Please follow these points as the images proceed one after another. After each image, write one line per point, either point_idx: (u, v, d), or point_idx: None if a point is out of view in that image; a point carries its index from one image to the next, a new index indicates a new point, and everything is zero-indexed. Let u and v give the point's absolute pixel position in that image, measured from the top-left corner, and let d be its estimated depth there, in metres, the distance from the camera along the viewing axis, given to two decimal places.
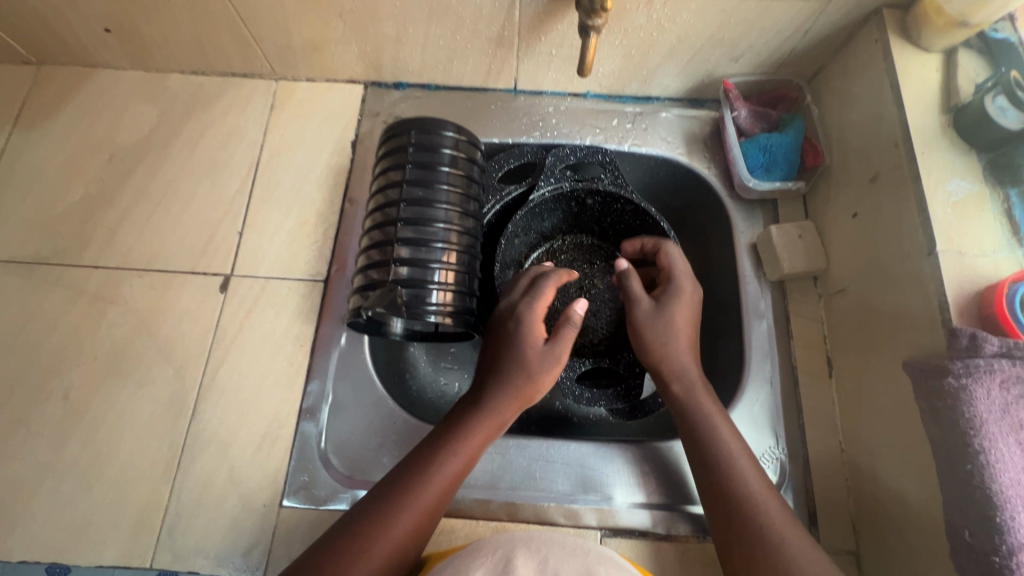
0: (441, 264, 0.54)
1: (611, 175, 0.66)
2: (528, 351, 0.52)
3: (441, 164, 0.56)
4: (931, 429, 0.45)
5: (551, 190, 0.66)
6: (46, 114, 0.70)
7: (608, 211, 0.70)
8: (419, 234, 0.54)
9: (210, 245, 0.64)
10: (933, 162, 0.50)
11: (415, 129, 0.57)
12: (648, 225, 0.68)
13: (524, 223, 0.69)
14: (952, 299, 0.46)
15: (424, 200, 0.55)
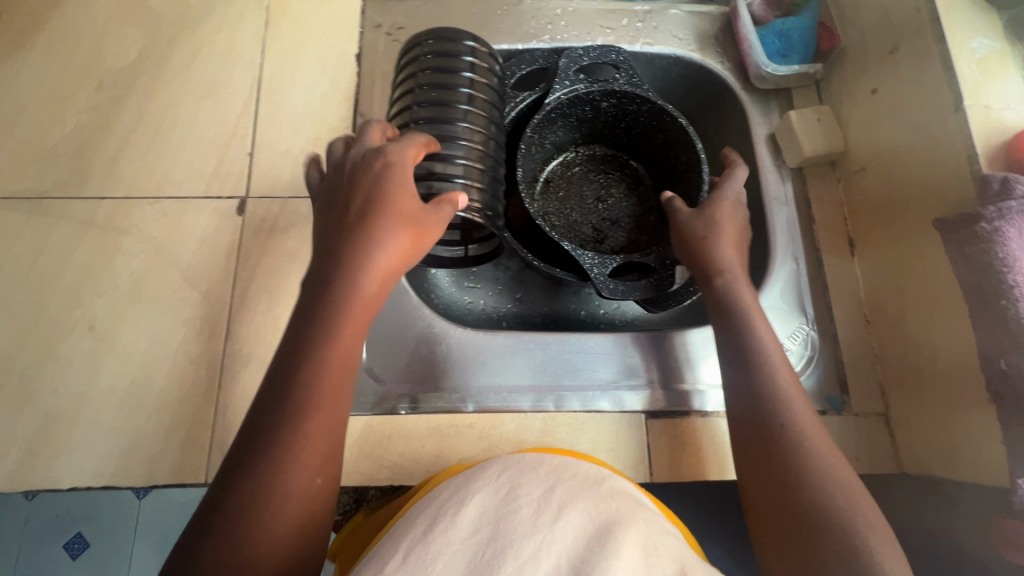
0: (464, 160, 0.51)
1: (626, 73, 0.61)
2: (399, 203, 0.46)
3: (461, 69, 0.53)
4: (964, 276, 0.47)
5: (565, 94, 0.61)
6: (21, 42, 0.65)
7: (623, 114, 0.66)
8: (441, 134, 0.51)
9: (220, 168, 0.62)
10: (956, 22, 0.51)
11: (433, 36, 0.54)
12: (666, 126, 0.64)
13: (537, 132, 0.64)
14: (980, 150, 0.47)
15: (444, 101, 0.52)
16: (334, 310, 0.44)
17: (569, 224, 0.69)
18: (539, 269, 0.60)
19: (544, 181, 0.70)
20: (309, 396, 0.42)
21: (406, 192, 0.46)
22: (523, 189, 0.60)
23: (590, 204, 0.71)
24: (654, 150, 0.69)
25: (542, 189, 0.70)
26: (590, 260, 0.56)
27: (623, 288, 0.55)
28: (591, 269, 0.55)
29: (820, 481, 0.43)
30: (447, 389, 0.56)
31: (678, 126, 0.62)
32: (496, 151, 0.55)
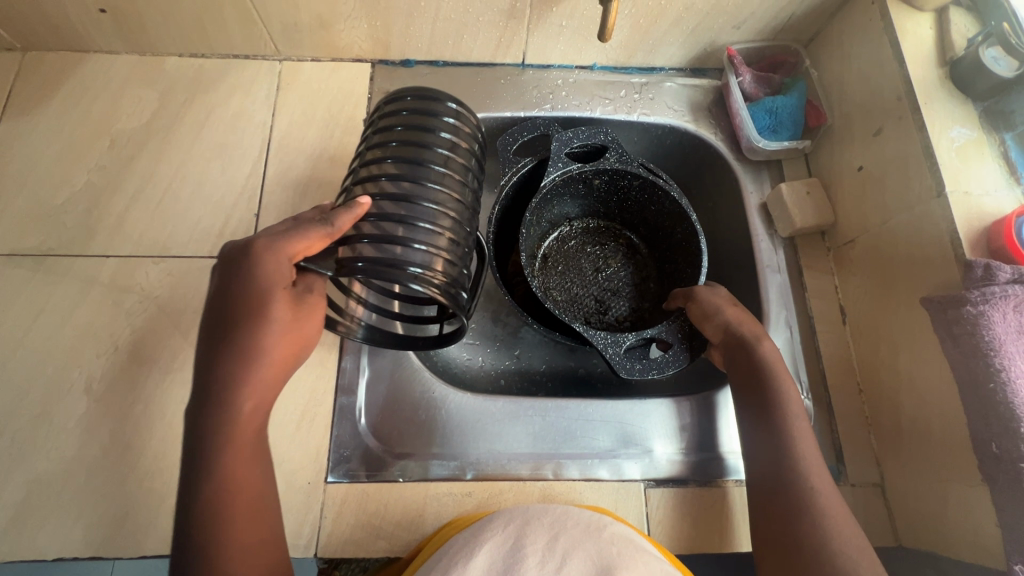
0: (430, 227, 0.46)
1: (616, 151, 0.64)
2: (276, 307, 0.45)
3: (440, 135, 0.50)
4: (953, 355, 0.48)
5: (560, 174, 0.63)
6: (37, 102, 0.67)
7: (615, 189, 0.69)
8: (412, 194, 0.47)
9: (227, 228, 0.63)
10: (936, 111, 0.54)
11: (414, 100, 0.52)
12: (660, 198, 0.66)
13: (536, 212, 0.66)
14: (963, 235, 0.49)
15: (416, 166, 0.48)
16: (224, 416, 0.44)
17: (571, 298, 0.71)
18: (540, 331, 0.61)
19: (543, 257, 0.72)
20: (222, 500, 0.42)
21: (280, 295, 0.45)
22: (528, 271, 0.60)
23: (590, 276, 0.73)
24: (648, 221, 0.71)
25: (542, 265, 0.71)
26: (602, 339, 0.56)
27: (639, 367, 0.54)
28: (605, 350, 0.55)
29: (840, 552, 0.42)
30: (446, 455, 0.56)
31: (671, 199, 0.65)
32: (467, 223, 0.51)
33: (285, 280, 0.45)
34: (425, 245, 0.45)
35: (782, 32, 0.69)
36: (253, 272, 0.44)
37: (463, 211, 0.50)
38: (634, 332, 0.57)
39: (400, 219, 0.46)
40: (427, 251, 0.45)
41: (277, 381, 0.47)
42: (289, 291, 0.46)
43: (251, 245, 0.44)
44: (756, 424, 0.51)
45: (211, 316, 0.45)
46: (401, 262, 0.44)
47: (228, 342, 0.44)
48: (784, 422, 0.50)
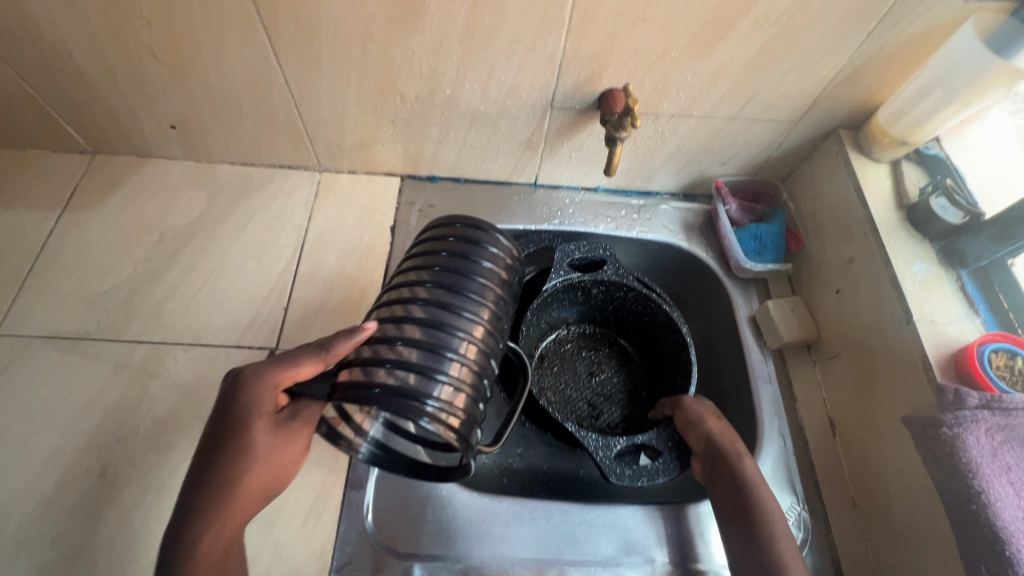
0: (456, 358, 0.44)
1: (614, 266, 0.70)
2: (258, 434, 0.47)
3: (482, 260, 0.49)
4: (936, 475, 0.51)
5: (561, 282, 0.68)
6: (97, 199, 0.74)
7: (612, 299, 0.75)
8: (443, 322, 0.45)
9: (256, 319, 0.68)
10: (899, 248, 0.62)
11: (462, 226, 0.52)
12: (652, 310, 0.72)
13: (537, 314, 0.71)
14: (934, 359, 0.55)
15: (451, 290, 0.47)
16: (194, 534, 0.44)
17: (564, 399, 0.74)
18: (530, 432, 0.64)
19: (540, 356, 0.76)
20: None
21: (263, 422, 0.47)
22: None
23: (584, 379, 0.77)
24: (640, 330, 0.76)
25: (538, 365, 0.75)
26: (594, 441, 0.59)
27: (631, 472, 0.57)
28: (596, 454, 0.58)
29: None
30: (449, 557, 0.56)
31: (660, 310, 0.70)
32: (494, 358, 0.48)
33: (271, 402, 0.48)
34: (446, 379, 0.43)
35: (762, 170, 0.79)
36: (244, 399, 0.47)
37: (492, 344, 0.48)
38: (625, 438, 0.60)
39: (428, 349, 0.44)
40: (447, 385, 0.43)
41: (252, 505, 0.48)
42: (274, 415, 0.48)
43: (247, 372, 0.48)
44: (742, 537, 0.52)
45: (205, 438, 0.47)
46: (418, 395, 0.42)
47: (207, 465, 0.46)
48: (768, 534, 0.51)
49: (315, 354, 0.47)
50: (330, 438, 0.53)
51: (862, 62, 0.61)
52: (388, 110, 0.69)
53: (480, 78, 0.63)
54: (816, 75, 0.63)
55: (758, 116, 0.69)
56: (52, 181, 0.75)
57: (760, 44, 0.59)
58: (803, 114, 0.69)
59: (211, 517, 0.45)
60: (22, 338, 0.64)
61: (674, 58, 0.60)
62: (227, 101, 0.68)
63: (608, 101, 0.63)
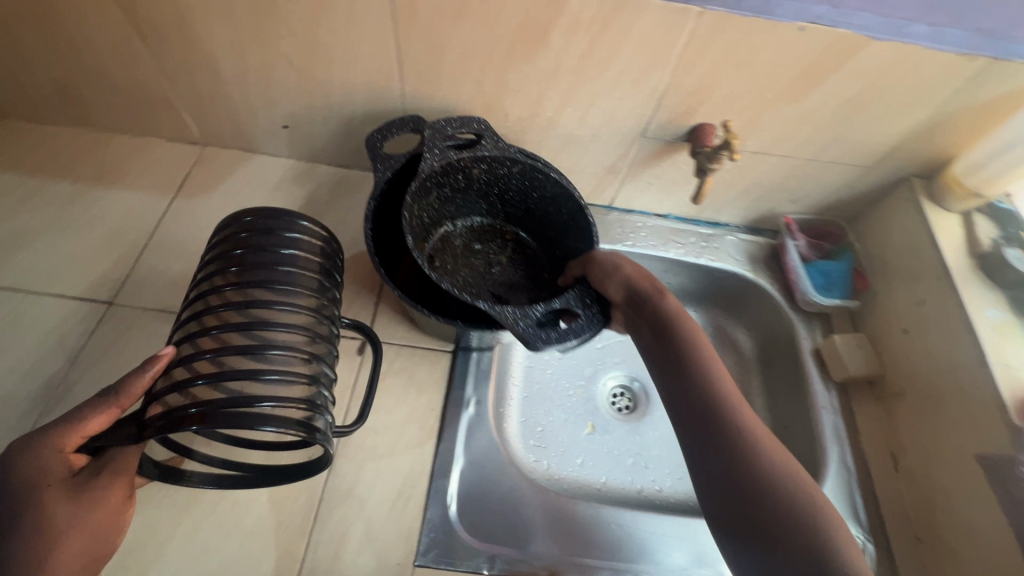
0: (282, 351, 0.49)
1: (491, 140, 0.66)
2: (54, 495, 0.44)
3: (280, 266, 0.55)
4: (1011, 510, 0.54)
5: (438, 160, 0.64)
6: (205, 187, 0.80)
7: (496, 178, 0.71)
8: (250, 325, 0.49)
9: (349, 312, 0.72)
10: (972, 293, 0.65)
11: (248, 239, 0.56)
12: (540, 183, 0.69)
13: (416, 201, 0.66)
14: (1010, 402, 0.57)
15: (251, 301, 0.51)
16: None
17: (464, 283, 0.73)
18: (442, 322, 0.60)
19: (429, 256, 0.73)
20: None
21: (55, 479, 0.45)
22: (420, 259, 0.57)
23: (483, 272, 0.75)
24: (539, 218, 0.75)
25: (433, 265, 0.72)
26: (513, 314, 0.57)
27: (555, 334, 0.56)
28: (520, 326, 0.56)
29: (772, 482, 0.45)
30: (527, 555, 0.58)
31: (552, 179, 0.67)
32: (324, 343, 0.55)
33: (62, 464, 0.45)
34: (276, 377, 0.46)
35: (829, 211, 0.83)
36: (19, 473, 0.44)
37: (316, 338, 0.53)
38: (543, 306, 0.59)
39: (245, 351, 0.47)
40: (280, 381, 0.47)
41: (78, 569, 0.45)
42: (69, 481, 0.45)
43: (15, 446, 0.45)
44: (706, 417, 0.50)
45: None
46: (255, 383, 0.45)
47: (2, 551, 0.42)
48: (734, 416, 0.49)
49: (107, 404, 0.46)
50: (165, 479, 0.51)
51: (944, 116, 0.65)
52: None
53: (582, 105, 0.68)
54: (899, 125, 0.67)
55: (836, 159, 0.73)
56: (165, 168, 0.81)
57: (851, 94, 0.63)
58: (878, 160, 0.72)
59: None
60: (135, 310, 0.68)
61: (768, 100, 0.65)
62: (341, 107, 0.73)
63: (702, 135, 0.68)
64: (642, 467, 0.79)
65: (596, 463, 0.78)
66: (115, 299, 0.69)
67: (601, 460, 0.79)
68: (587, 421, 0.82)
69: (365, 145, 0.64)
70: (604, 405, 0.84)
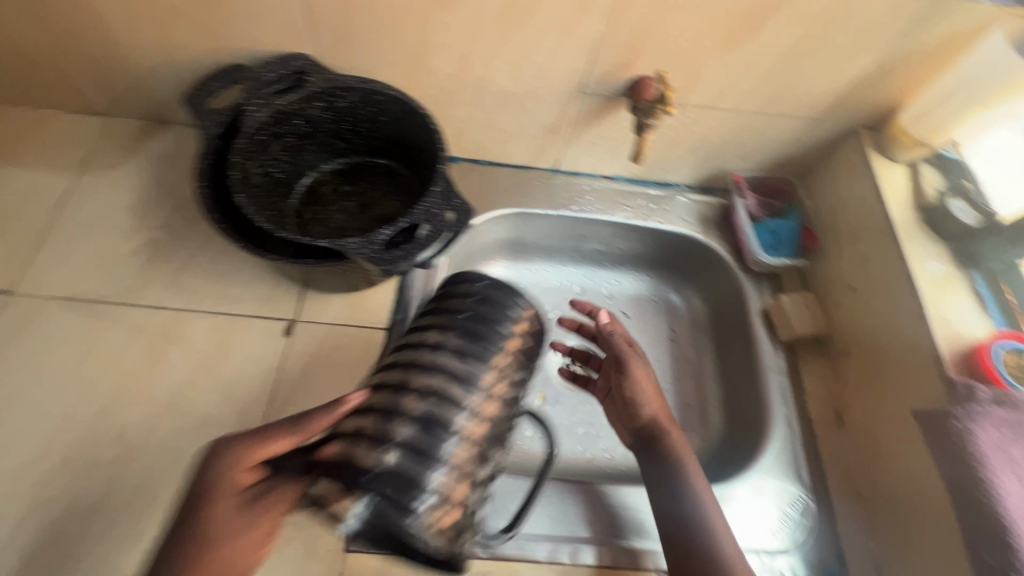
0: (467, 413, 0.46)
1: (319, 74, 0.63)
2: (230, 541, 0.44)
3: (496, 326, 0.51)
4: (943, 465, 0.53)
5: (264, 109, 0.60)
6: (113, 163, 0.73)
7: (342, 115, 0.67)
8: (444, 385, 0.46)
9: (276, 292, 0.67)
10: (916, 247, 0.63)
11: (476, 297, 0.52)
12: (384, 107, 0.65)
13: (254, 158, 0.61)
14: (946, 355, 0.56)
15: (459, 352, 0.49)
16: None
17: (337, 228, 0.68)
18: (285, 263, 0.53)
19: (295, 214, 0.68)
20: None
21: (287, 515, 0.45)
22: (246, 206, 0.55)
23: (358, 211, 0.70)
24: (401, 144, 0.70)
25: (298, 222, 0.67)
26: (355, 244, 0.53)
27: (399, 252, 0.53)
28: (357, 253, 0.52)
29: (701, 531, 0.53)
30: None
31: (392, 101, 0.64)
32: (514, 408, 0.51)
33: None
34: (457, 442, 0.45)
35: (779, 167, 0.80)
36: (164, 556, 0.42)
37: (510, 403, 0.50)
38: (390, 228, 0.55)
39: (439, 412, 0.45)
40: (459, 450, 0.45)
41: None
42: None
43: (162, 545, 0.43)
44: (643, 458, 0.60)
45: None
46: (434, 441, 0.44)
47: None
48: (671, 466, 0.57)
49: (288, 433, 0.47)
50: None
51: (890, 62, 0.62)
52: (415, 87, 0.68)
53: (512, 60, 0.64)
54: (845, 72, 0.63)
55: (783, 112, 0.69)
56: (67, 143, 0.74)
57: (793, 39, 0.59)
58: (826, 112, 0.69)
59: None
60: (38, 299, 0.63)
61: (708, 49, 0.61)
62: None
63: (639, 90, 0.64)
64: (593, 437, 0.78)
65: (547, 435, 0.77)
66: (14, 289, 0.64)
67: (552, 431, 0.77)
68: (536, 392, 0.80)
69: (187, 106, 0.60)
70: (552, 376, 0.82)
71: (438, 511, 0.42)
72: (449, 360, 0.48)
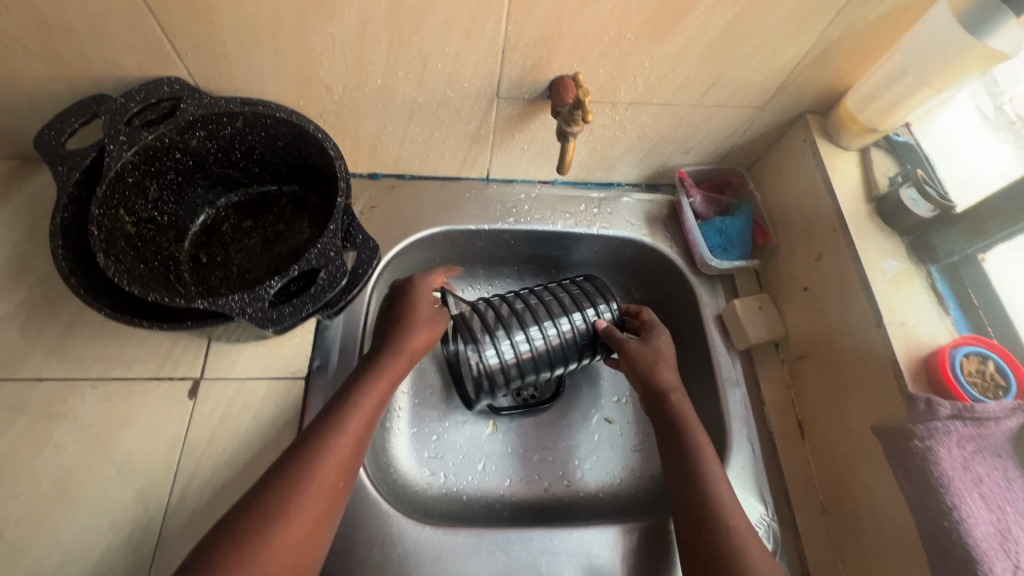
0: (548, 332, 0.64)
1: (193, 98, 0.54)
2: (323, 481, 0.47)
3: (593, 282, 0.68)
4: (907, 488, 0.49)
5: (129, 147, 0.52)
6: None
7: (230, 142, 0.59)
8: (557, 301, 0.66)
9: (176, 347, 0.60)
10: (869, 244, 0.58)
11: (592, 277, 0.70)
12: (276, 132, 0.58)
13: (124, 203, 0.53)
14: (904, 365, 0.52)
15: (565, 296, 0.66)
16: None
17: (238, 271, 0.61)
18: (161, 330, 0.46)
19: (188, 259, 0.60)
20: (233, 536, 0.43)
21: (343, 464, 0.49)
22: (113, 268, 0.48)
23: (262, 249, 0.63)
24: (305, 170, 0.63)
25: (192, 268, 0.60)
26: (239, 301, 0.46)
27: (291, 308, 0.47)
28: (243, 312, 0.46)
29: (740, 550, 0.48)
30: None
31: (283, 122, 0.57)
32: (593, 350, 0.66)
33: None
34: (547, 332, 0.63)
35: (727, 158, 0.74)
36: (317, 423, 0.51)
37: (584, 343, 0.65)
38: (281, 278, 0.48)
39: (547, 310, 0.65)
40: (546, 338, 0.63)
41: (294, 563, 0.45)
42: None
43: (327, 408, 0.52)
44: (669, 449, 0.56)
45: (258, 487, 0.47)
46: (533, 322, 0.64)
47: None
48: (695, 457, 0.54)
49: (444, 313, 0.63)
50: None
51: (830, 43, 0.56)
52: (312, 105, 0.61)
53: (413, 67, 0.56)
54: (783, 57, 0.57)
55: (722, 102, 0.63)
56: None
57: (721, 26, 0.53)
58: (769, 98, 0.64)
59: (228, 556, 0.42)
60: None
61: (630, 43, 0.54)
62: None
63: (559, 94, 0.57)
64: (550, 463, 0.72)
65: (499, 466, 0.71)
66: None
67: (503, 462, 0.72)
68: (487, 420, 0.73)
69: (34, 149, 0.51)
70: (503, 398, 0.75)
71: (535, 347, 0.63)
72: (557, 292, 0.67)
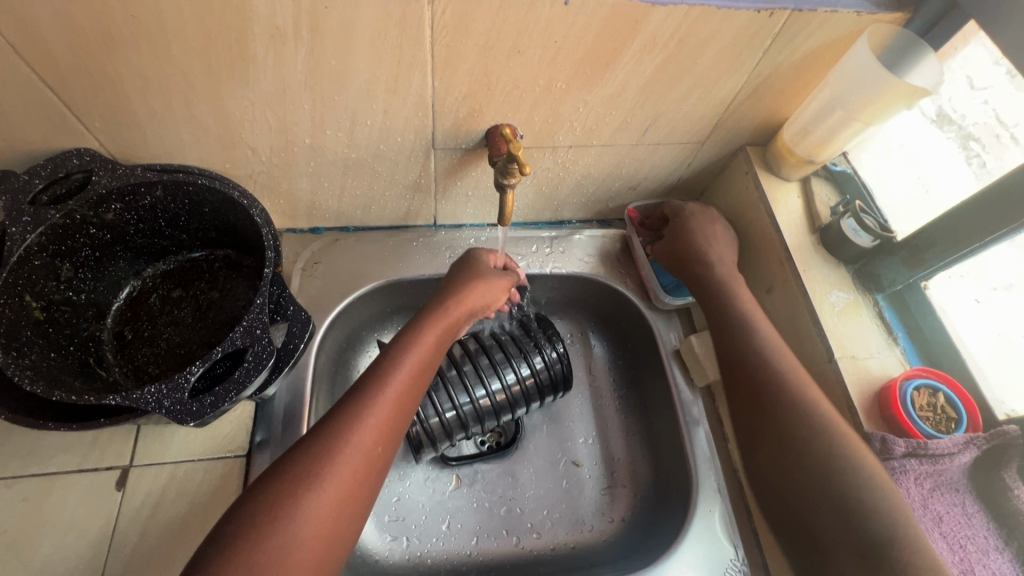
0: (512, 374, 0.66)
1: (106, 170, 0.51)
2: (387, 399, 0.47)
3: (541, 325, 0.71)
4: None
5: (32, 230, 0.48)
6: None
7: (152, 212, 0.56)
8: (515, 342, 0.69)
9: (101, 434, 0.56)
10: (815, 277, 0.58)
11: (538, 318, 0.72)
12: (200, 197, 0.55)
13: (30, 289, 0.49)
14: (857, 402, 0.51)
15: (518, 339, 0.69)
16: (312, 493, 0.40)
17: (167, 347, 0.57)
18: (73, 430, 0.43)
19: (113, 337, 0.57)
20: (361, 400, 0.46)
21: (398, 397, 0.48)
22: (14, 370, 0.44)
23: (191, 320, 0.59)
24: (235, 234, 0.59)
25: (117, 348, 0.56)
26: (155, 394, 0.43)
27: (213, 397, 0.44)
28: (161, 406, 0.43)
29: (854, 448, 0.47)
30: None
31: (207, 189, 0.54)
32: (532, 398, 0.68)
33: None
34: (508, 376, 0.66)
35: (674, 190, 0.74)
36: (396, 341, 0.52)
37: (525, 393, 0.67)
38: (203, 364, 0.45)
39: (508, 352, 0.68)
40: (508, 380, 0.66)
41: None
42: None
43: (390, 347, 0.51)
44: (761, 437, 0.50)
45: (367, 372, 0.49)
46: (500, 360, 0.67)
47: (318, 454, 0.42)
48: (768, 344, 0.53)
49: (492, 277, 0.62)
50: None
51: (762, 79, 0.56)
52: (239, 167, 0.58)
53: (341, 125, 0.54)
54: (717, 95, 0.57)
55: (663, 140, 0.63)
56: None
57: (651, 71, 0.52)
58: (708, 134, 0.63)
59: (285, 500, 0.40)
60: None
61: (563, 90, 0.54)
62: None
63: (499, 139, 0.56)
64: (518, 515, 0.69)
65: (464, 524, 0.68)
66: None
67: (469, 519, 0.68)
68: (450, 473, 0.70)
69: None
70: (466, 449, 0.72)
71: (506, 386, 0.66)
72: (519, 328, 0.70)
